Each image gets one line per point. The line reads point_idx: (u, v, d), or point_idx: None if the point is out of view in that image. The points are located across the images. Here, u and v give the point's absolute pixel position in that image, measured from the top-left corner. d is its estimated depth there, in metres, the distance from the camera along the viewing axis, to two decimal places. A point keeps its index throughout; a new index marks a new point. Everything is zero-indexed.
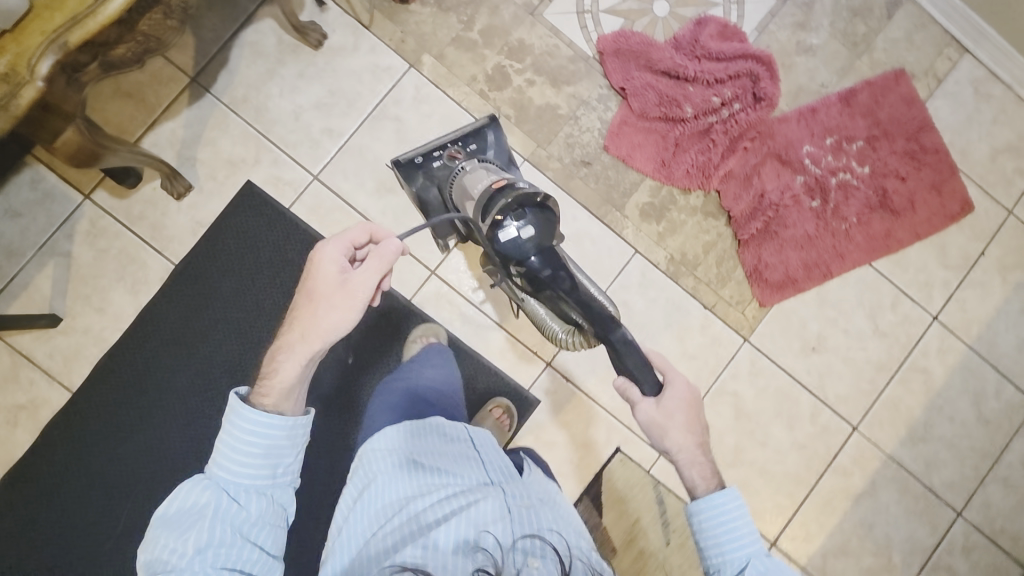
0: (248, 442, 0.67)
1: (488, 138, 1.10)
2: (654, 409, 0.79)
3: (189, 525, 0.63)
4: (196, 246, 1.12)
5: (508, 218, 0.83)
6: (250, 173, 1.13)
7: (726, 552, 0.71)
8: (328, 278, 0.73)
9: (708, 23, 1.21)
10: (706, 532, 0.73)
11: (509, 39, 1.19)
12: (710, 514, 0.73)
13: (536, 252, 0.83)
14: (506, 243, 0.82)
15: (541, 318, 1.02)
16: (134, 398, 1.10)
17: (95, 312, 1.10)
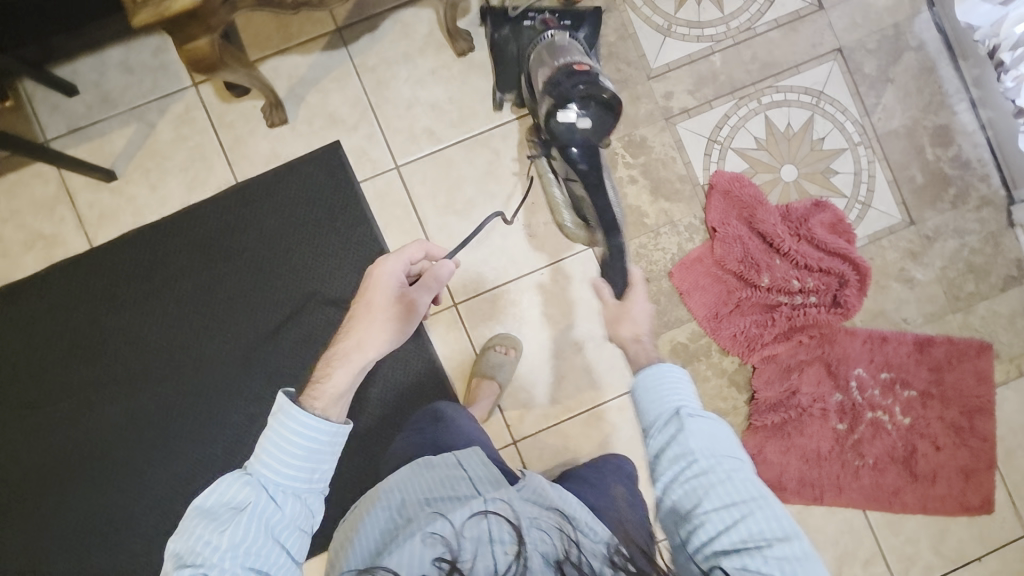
0: (296, 443, 0.67)
1: (586, 23, 1.08)
2: (613, 302, 0.95)
3: (226, 519, 0.62)
4: (262, 175, 1.14)
5: (573, 102, 0.89)
6: (343, 135, 1.15)
7: (660, 402, 0.69)
8: (386, 293, 0.80)
9: (825, 209, 1.18)
10: (643, 400, 0.71)
11: (633, 131, 1.19)
12: (650, 381, 0.70)
13: (585, 143, 0.94)
14: (562, 125, 0.90)
15: (557, 202, 1.14)
16: (138, 279, 1.12)
17: (148, 187, 1.13)
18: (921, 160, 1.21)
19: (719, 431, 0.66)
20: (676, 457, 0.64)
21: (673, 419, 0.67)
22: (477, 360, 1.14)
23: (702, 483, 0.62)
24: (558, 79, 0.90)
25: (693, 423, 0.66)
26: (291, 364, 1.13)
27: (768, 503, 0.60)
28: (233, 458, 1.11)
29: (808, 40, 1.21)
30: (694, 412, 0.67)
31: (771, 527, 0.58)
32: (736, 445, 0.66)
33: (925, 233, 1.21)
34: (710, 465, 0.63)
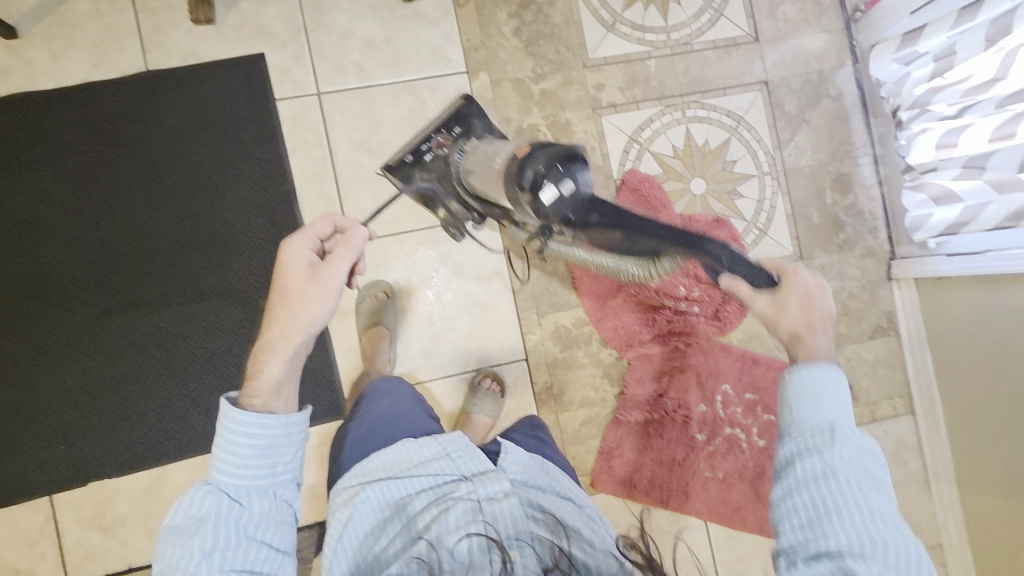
0: (245, 444, 0.65)
1: (472, 122, 1.13)
2: (767, 305, 0.69)
3: (191, 533, 0.61)
4: (174, 70, 1.10)
5: (545, 179, 0.76)
6: (270, 50, 1.13)
7: (816, 409, 0.60)
8: (298, 273, 0.73)
9: (723, 227, 1.23)
10: (798, 399, 0.62)
11: (558, 113, 1.21)
12: (811, 387, 0.61)
13: (574, 207, 0.77)
14: (550, 206, 0.76)
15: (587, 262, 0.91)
16: (15, 145, 1.05)
17: (49, 55, 1.07)
18: (820, 201, 1.28)
19: (866, 454, 0.59)
20: (813, 471, 0.57)
21: (825, 431, 0.59)
22: (358, 314, 1.14)
23: (830, 501, 0.56)
24: (510, 181, 0.79)
25: (847, 449, 0.58)
26: (163, 268, 1.08)
27: (906, 540, 0.54)
28: (76, 351, 1.06)
29: (740, 67, 1.27)
30: (848, 430, 0.59)
31: (901, 564, 0.53)
32: (884, 475, 0.59)
33: (811, 270, 1.27)
34: (847, 482, 0.56)
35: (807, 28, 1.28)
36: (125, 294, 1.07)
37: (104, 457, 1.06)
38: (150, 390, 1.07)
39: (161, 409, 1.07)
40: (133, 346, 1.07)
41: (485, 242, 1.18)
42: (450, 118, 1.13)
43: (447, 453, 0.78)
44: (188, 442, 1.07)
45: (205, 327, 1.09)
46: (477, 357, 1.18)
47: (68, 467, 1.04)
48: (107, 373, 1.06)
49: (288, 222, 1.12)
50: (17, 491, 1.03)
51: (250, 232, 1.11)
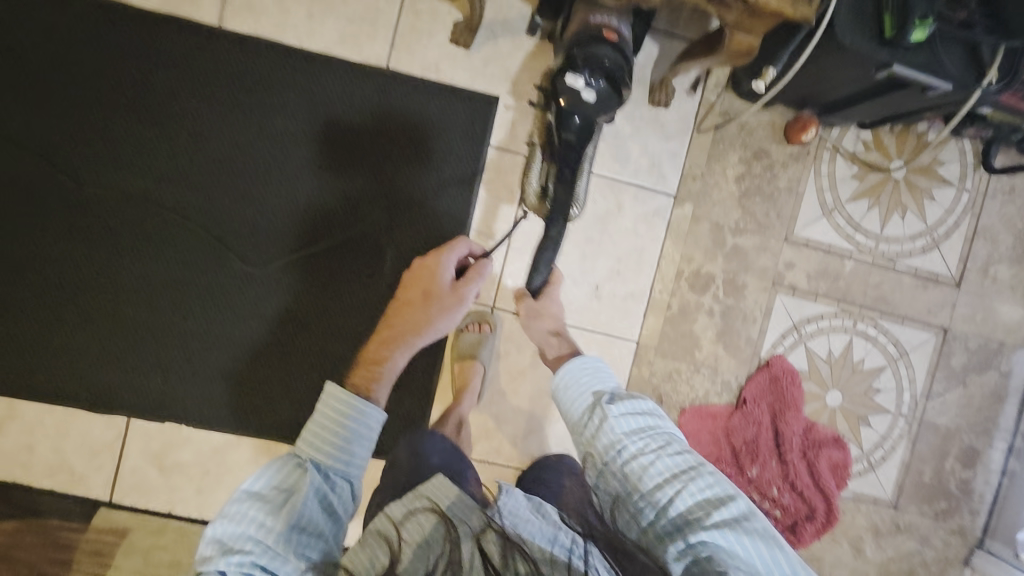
0: (341, 429, 0.85)
1: (615, 87, 0.82)
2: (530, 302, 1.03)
3: (279, 499, 0.72)
4: (412, 77, 1.07)
5: (586, 70, 0.80)
6: (505, 95, 1.10)
7: (584, 392, 0.79)
8: (439, 285, 1.02)
9: (840, 449, 1.19)
10: (569, 390, 0.80)
11: (738, 272, 1.17)
12: (572, 378, 0.81)
13: (582, 117, 0.83)
14: (565, 88, 0.81)
15: (531, 170, 1.06)
16: (237, 84, 1.04)
17: (305, 12, 1.05)
18: (937, 462, 1.24)
19: (645, 409, 0.75)
20: (610, 445, 0.71)
21: (596, 407, 0.75)
22: (454, 342, 1.11)
23: (635, 466, 0.68)
24: (575, 36, 0.82)
25: (614, 408, 0.74)
26: (316, 255, 1.07)
27: (698, 469, 0.67)
28: (207, 298, 1.06)
29: (928, 305, 1.22)
30: (615, 396, 0.76)
31: (709, 489, 0.65)
32: (661, 423, 0.74)
33: (897, 522, 1.24)
34: (643, 445, 0.70)
35: (1010, 296, 1.23)
36: (272, 266, 1.07)
37: (190, 404, 1.06)
38: (256, 361, 1.07)
39: (258, 385, 1.08)
40: (259, 316, 1.07)
41: (616, 362, 1.15)
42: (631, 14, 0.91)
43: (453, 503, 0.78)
44: (270, 425, 1.08)
45: (330, 326, 1.08)
46: None
47: (156, 399, 1.06)
48: (226, 329, 1.06)
49: None
50: (99, 401, 1.04)
51: (409, 258, 1.10)
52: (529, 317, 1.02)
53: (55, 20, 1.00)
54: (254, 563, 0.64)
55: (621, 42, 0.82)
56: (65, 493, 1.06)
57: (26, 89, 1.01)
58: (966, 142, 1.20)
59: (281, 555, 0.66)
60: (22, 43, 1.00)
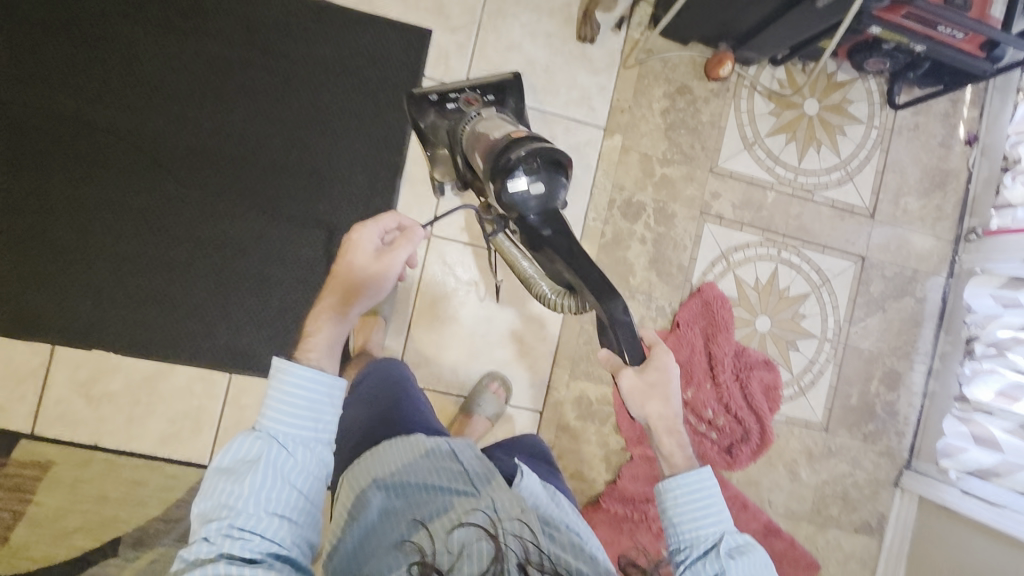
0: (297, 398, 0.69)
1: (551, 164, 0.70)
2: (634, 379, 0.78)
3: (243, 472, 0.63)
4: (347, 9, 1.11)
5: (519, 164, 0.69)
6: (438, 30, 1.14)
7: (698, 528, 0.73)
8: (364, 257, 0.83)
9: (770, 371, 1.23)
10: (681, 508, 0.74)
11: (668, 202, 1.22)
12: (684, 493, 0.74)
13: (539, 211, 0.72)
14: (512, 196, 0.69)
15: (529, 277, 0.80)
16: (171, 11, 1.05)
17: None
18: (863, 386, 1.29)
19: (760, 564, 0.72)
20: None
21: (710, 553, 0.71)
22: None
23: None
24: (487, 157, 0.74)
25: (733, 564, 0.70)
26: (253, 181, 1.08)
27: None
28: (138, 221, 1.05)
29: (845, 234, 1.29)
30: (734, 547, 0.72)
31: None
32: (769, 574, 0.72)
33: (829, 445, 1.28)
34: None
35: (920, 226, 1.31)
36: (207, 191, 1.07)
37: (122, 330, 1.04)
38: (191, 286, 1.06)
39: (190, 311, 1.06)
40: (193, 241, 1.06)
41: None
42: (491, 86, 0.98)
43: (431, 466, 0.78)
44: (205, 351, 1.06)
45: (266, 253, 1.08)
46: None
47: (84, 325, 1.03)
48: (160, 254, 1.05)
49: (385, 192, 1.12)
50: (21, 326, 1.02)
51: (346, 185, 1.11)
52: (637, 400, 0.79)
53: None
54: (229, 530, 0.60)
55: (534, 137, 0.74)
56: None
57: None
58: (871, 83, 1.30)
59: (253, 521, 0.61)
60: None
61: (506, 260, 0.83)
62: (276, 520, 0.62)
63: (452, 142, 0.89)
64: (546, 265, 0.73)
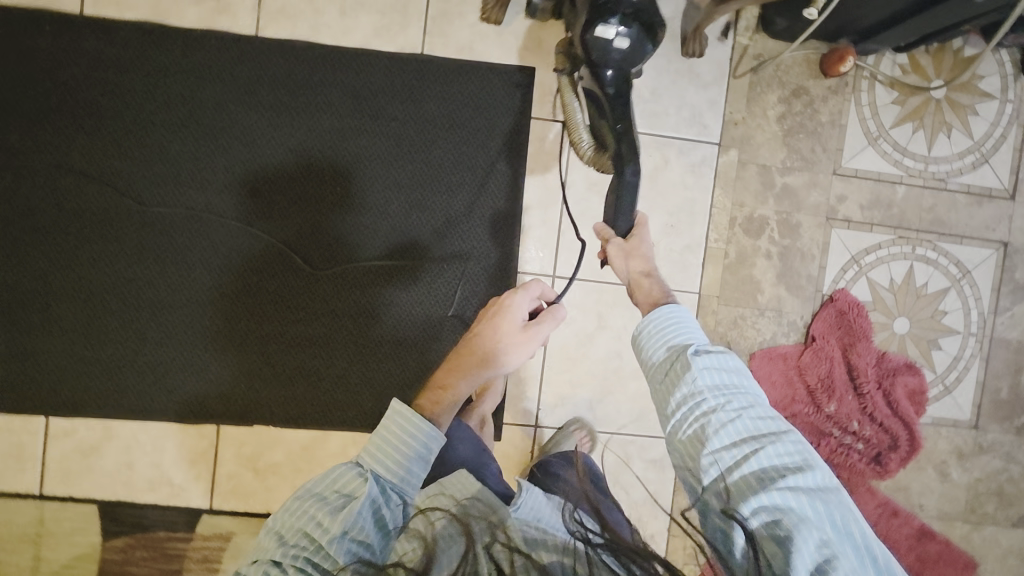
0: (397, 446, 0.70)
1: (640, 32, 0.80)
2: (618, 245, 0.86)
3: (338, 506, 0.65)
4: (448, 60, 1.09)
5: (616, 19, 0.79)
6: (540, 67, 1.11)
7: (670, 345, 0.71)
8: (509, 322, 0.87)
9: (914, 375, 1.19)
10: (657, 332, 0.72)
11: (791, 212, 1.17)
12: (666, 321, 0.73)
13: (616, 66, 0.81)
14: (596, 43, 0.79)
15: (575, 125, 1.01)
16: (282, 91, 1.06)
17: (337, 11, 1.07)
18: (1013, 377, 1.23)
19: (733, 366, 0.68)
20: (688, 397, 0.66)
21: (680, 355, 0.69)
22: None
23: (716, 419, 0.63)
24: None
25: (700, 361, 0.67)
26: (378, 246, 1.09)
27: (785, 433, 0.62)
28: (277, 299, 1.08)
29: (985, 220, 1.21)
30: (702, 349, 0.69)
31: (786, 458, 0.61)
32: (748, 379, 0.68)
33: (979, 442, 1.23)
34: (723, 402, 0.64)
35: None
36: (337, 264, 1.09)
37: (278, 406, 1.09)
38: (334, 358, 1.09)
39: (337, 380, 1.09)
40: (330, 313, 1.09)
41: None
42: None
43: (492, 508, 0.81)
44: (355, 417, 1.10)
45: (400, 315, 1.10)
46: (634, 423, 1.18)
47: (244, 405, 1.08)
48: (301, 330, 1.08)
49: (507, 240, 1.12)
50: (186, 413, 1.08)
51: (470, 238, 1.11)
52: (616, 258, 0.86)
53: (103, 52, 1.03)
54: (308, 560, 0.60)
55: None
56: (167, 506, 1.09)
57: (81, 120, 1.03)
58: (1003, 53, 1.19)
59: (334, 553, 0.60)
60: (73, 77, 1.03)
61: (563, 105, 1.02)
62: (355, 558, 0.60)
63: None
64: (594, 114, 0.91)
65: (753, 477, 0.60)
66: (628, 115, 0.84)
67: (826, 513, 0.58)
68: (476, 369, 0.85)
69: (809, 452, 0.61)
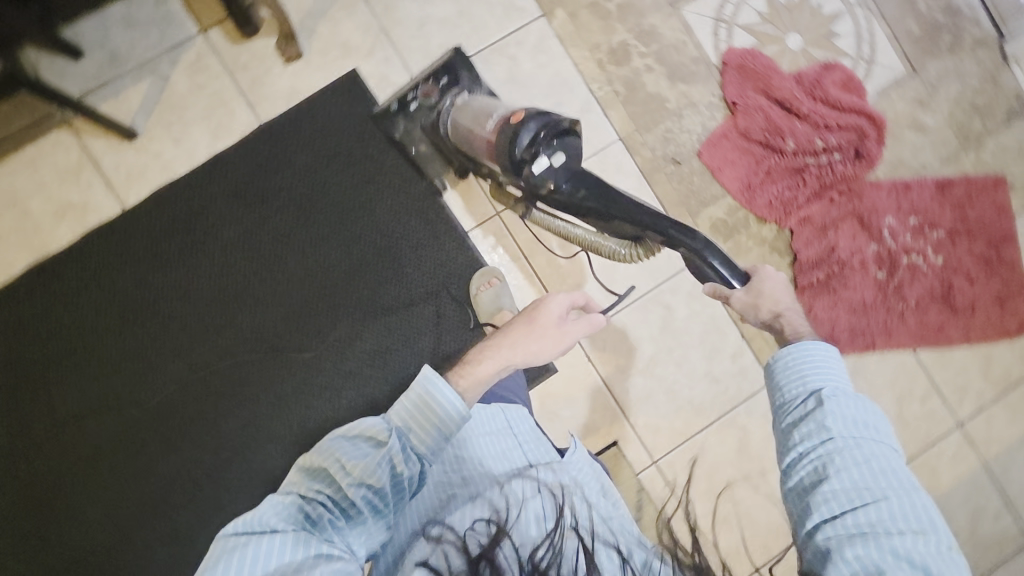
0: (429, 417, 0.70)
1: (561, 140, 0.84)
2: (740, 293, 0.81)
3: (360, 454, 0.67)
4: (286, 112, 1.14)
5: (540, 148, 0.82)
6: (360, 64, 1.17)
7: (806, 380, 0.71)
8: (549, 316, 0.86)
9: (834, 70, 1.23)
10: (789, 364, 0.72)
11: (640, 22, 1.21)
12: (798, 354, 0.72)
13: (566, 178, 0.85)
14: (543, 174, 0.83)
15: (583, 238, 0.94)
16: (178, 234, 1.10)
17: (173, 142, 1.12)
18: (913, 11, 1.27)
19: (864, 411, 0.68)
20: (810, 435, 0.66)
21: (808, 397, 0.69)
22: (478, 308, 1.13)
23: (832, 460, 0.64)
24: (501, 153, 0.85)
25: (833, 404, 0.67)
26: (345, 295, 1.12)
27: (915, 492, 0.62)
28: (300, 397, 1.11)
29: None
30: (838, 393, 0.68)
31: (912, 519, 0.60)
32: (879, 424, 0.67)
33: (929, 80, 1.26)
34: (852, 441, 0.64)
35: None
36: (325, 332, 1.12)
37: None
38: (381, 408, 1.12)
39: None
40: (349, 375, 1.11)
41: (622, 167, 1.20)
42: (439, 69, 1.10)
43: (514, 431, 0.86)
44: None
45: (405, 335, 1.13)
46: (651, 276, 1.22)
47: None
48: (337, 409, 1.11)
49: (438, 211, 1.16)
50: None
51: (412, 234, 1.15)
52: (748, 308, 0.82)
53: (18, 312, 1.07)
54: (327, 496, 0.65)
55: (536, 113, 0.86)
56: None
57: (41, 375, 1.07)
58: None
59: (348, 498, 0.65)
60: (11, 348, 1.07)
61: (556, 232, 0.97)
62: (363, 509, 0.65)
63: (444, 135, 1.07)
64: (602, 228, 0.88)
65: (872, 528, 0.59)
66: (622, 206, 0.84)
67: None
68: (502, 343, 0.84)
69: (934, 517, 0.61)
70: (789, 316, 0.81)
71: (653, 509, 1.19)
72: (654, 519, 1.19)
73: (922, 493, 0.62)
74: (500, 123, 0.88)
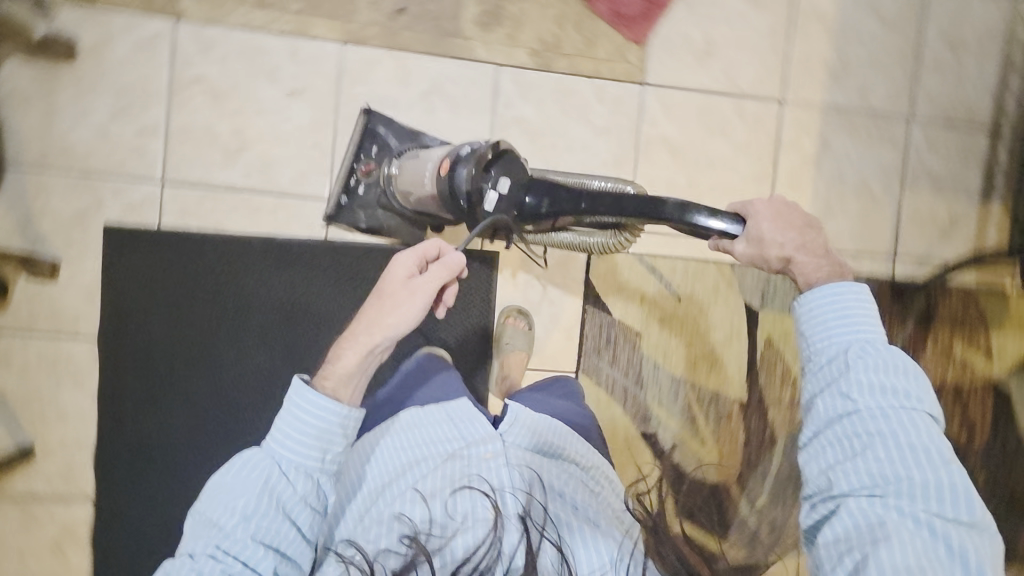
0: (303, 424, 0.75)
1: (505, 165, 0.93)
2: (745, 247, 0.75)
3: (240, 488, 0.73)
4: (102, 312, 1.08)
5: (483, 185, 0.91)
6: (104, 215, 1.08)
7: (830, 340, 0.71)
8: (395, 280, 0.83)
9: None
10: (812, 313, 0.72)
11: None
12: (822, 299, 0.72)
13: (523, 194, 0.93)
14: (494, 206, 0.92)
15: (568, 242, 1.01)
16: (150, 472, 1.09)
17: (60, 423, 1.08)
18: None
19: (895, 362, 0.68)
20: (839, 406, 0.67)
21: (837, 356, 0.69)
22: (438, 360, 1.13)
23: (861, 426, 0.66)
24: (450, 203, 0.96)
25: (861, 370, 0.67)
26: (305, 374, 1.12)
27: (947, 468, 0.63)
28: None
29: None
30: (867, 351, 0.68)
31: (948, 505, 0.62)
32: (913, 379, 0.68)
33: None
34: (874, 410, 0.66)
35: None
36: None
37: None
38: None
39: None
40: None
41: (370, 61, 1.13)
42: (360, 138, 1.12)
43: (453, 418, 0.92)
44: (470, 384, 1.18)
45: None
46: (483, 111, 1.17)
47: None
48: None
49: (291, 247, 1.12)
50: None
51: (296, 283, 1.12)
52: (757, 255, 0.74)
53: None
54: (217, 550, 0.70)
55: (463, 153, 0.96)
56: None
57: None
58: None
59: (241, 545, 0.71)
60: None
61: (550, 242, 1.04)
62: (261, 547, 0.72)
63: (395, 204, 1.12)
64: (585, 225, 0.92)
65: (875, 490, 0.63)
66: (585, 195, 0.88)
67: (960, 545, 0.60)
68: (355, 331, 0.82)
69: (961, 483, 0.62)
70: (801, 259, 0.74)
71: (662, 260, 1.25)
72: (669, 264, 1.25)
73: (957, 466, 0.64)
74: (436, 176, 0.98)
